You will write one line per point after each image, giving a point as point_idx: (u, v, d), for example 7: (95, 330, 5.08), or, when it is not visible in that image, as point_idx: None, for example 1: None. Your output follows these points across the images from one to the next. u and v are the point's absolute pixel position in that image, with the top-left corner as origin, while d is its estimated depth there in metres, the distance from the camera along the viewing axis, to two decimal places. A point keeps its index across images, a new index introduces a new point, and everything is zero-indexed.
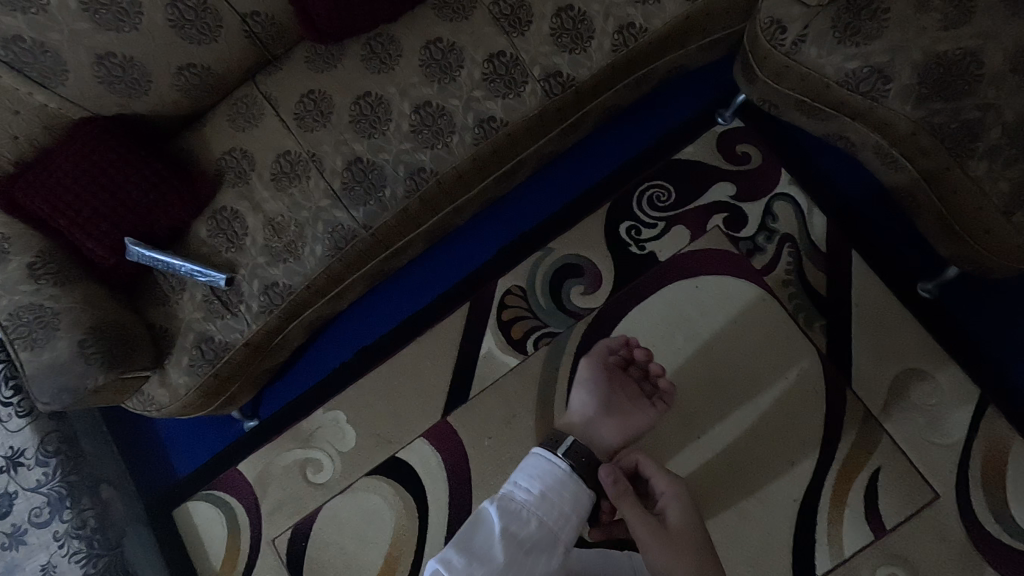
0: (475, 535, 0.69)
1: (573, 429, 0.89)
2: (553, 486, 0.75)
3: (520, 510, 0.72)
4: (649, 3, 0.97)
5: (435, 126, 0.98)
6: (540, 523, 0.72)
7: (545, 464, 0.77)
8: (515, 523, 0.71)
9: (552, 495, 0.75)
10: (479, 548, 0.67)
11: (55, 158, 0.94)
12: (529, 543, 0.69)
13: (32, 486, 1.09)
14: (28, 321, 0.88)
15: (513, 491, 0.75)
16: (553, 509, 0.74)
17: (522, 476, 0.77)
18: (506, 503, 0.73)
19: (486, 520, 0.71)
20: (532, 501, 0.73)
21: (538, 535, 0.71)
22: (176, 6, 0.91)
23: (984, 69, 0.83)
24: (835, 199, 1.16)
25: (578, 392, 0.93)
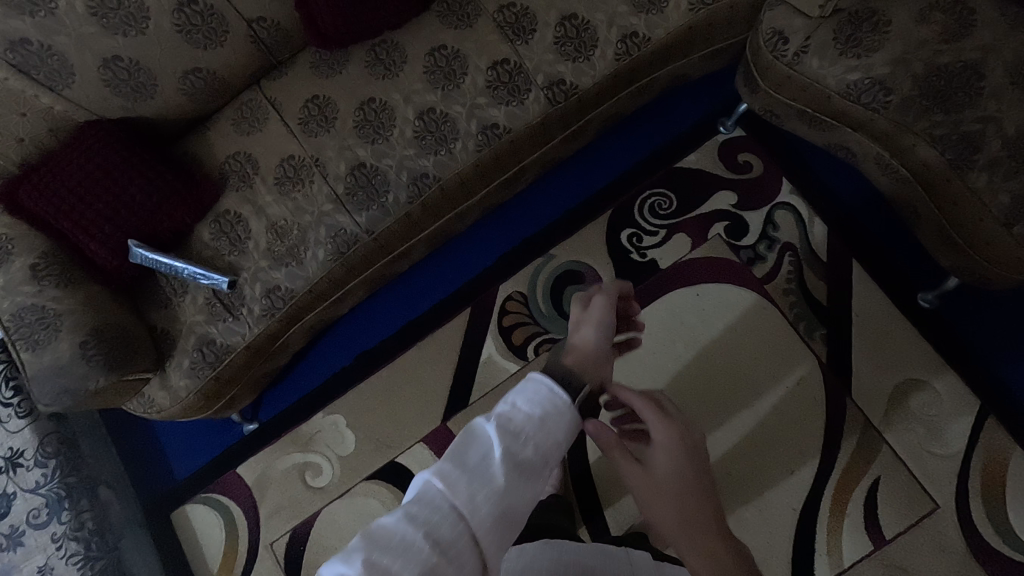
0: (454, 471, 0.47)
1: (589, 364, 0.63)
2: (563, 410, 0.53)
3: (517, 436, 0.50)
4: (652, 13, 0.98)
5: (438, 132, 0.98)
6: (540, 453, 0.50)
7: (550, 384, 0.54)
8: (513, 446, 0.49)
9: (558, 420, 0.53)
10: (461, 488, 0.46)
11: (60, 160, 0.95)
12: (524, 481, 0.48)
13: (31, 487, 1.09)
14: (29, 322, 0.89)
15: (504, 412, 0.52)
16: (557, 435, 0.52)
17: (521, 395, 0.54)
18: (498, 428, 0.50)
19: (470, 449, 0.48)
20: (533, 427, 0.51)
21: (535, 471, 0.50)
22: (184, 11, 0.91)
23: (984, 82, 0.84)
24: (836, 208, 1.16)
25: (587, 331, 0.68)
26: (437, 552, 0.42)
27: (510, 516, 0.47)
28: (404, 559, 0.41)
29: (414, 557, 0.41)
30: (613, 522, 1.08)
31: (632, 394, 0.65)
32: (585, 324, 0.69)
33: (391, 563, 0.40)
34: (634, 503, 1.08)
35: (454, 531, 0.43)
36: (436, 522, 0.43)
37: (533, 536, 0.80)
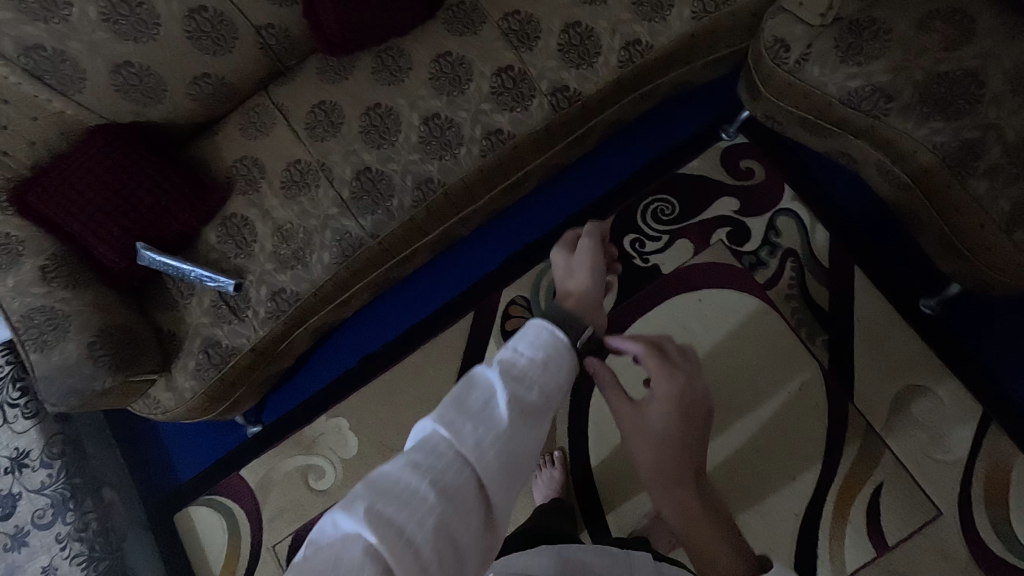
0: (458, 416, 0.44)
1: (589, 306, 0.63)
2: (565, 354, 0.51)
3: (519, 380, 0.47)
4: (655, 20, 0.99)
5: (443, 137, 0.99)
6: (543, 398, 0.48)
7: (550, 326, 0.52)
8: (520, 392, 0.46)
9: (560, 364, 0.50)
10: (467, 433, 0.43)
11: (70, 163, 0.96)
12: (529, 426, 0.46)
13: (36, 487, 1.10)
14: (38, 323, 0.90)
15: (504, 358, 0.49)
16: (559, 380, 0.50)
17: (521, 339, 0.51)
18: (499, 373, 0.47)
19: (472, 393, 0.45)
20: (533, 371, 0.48)
21: (539, 415, 0.47)
22: (194, 18, 0.93)
23: (984, 90, 0.84)
24: (838, 215, 1.17)
25: (581, 276, 0.68)
26: (445, 500, 0.39)
27: (518, 463, 0.44)
28: (408, 509, 0.38)
29: (420, 507, 0.39)
30: (614, 526, 1.08)
31: (632, 341, 0.61)
32: (578, 272, 0.69)
33: (396, 512, 0.38)
34: (635, 507, 1.08)
35: (461, 479, 0.41)
36: (442, 471, 0.41)
37: (534, 539, 0.80)
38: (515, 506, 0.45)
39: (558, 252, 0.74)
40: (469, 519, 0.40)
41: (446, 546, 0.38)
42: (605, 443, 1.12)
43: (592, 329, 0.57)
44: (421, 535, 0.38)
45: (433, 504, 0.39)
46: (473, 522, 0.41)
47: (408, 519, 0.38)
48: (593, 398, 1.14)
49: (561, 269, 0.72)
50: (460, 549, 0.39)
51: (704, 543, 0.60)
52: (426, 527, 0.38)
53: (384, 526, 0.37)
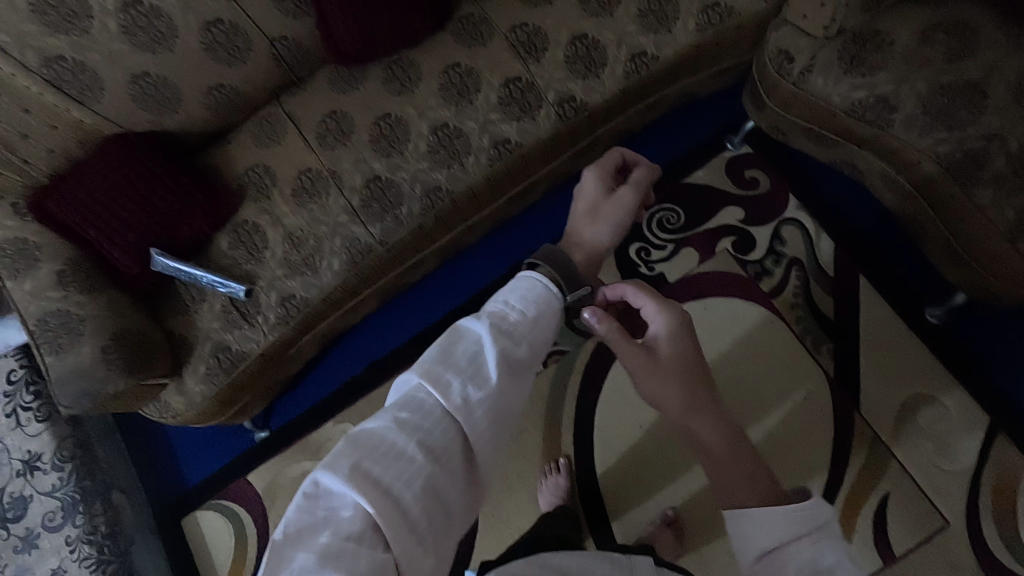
0: (444, 373, 0.50)
1: (591, 265, 0.75)
2: (545, 311, 0.58)
3: (503, 337, 0.54)
4: (661, 32, 1.01)
5: (451, 146, 1.01)
6: (526, 352, 0.55)
7: (537, 288, 0.60)
8: (507, 347, 0.54)
9: (540, 321, 0.58)
10: (451, 392, 0.49)
11: (87, 170, 0.98)
12: (513, 379, 0.53)
13: (47, 490, 1.11)
14: (54, 327, 0.91)
15: (492, 313, 0.56)
16: (539, 334, 0.58)
17: (508, 297, 0.58)
18: (486, 329, 0.54)
19: (458, 351, 0.52)
20: (519, 331, 0.56)
21: (521, 368, 0.54)
22: (210, 30, 0.95)
23: (987, 101, 0.85)
24: (842, 224, 1.17)
25: (602, 230, 0.76)
26: (429, 455, 0.46)
27: (501, 414, 0.51)
28: (395, 464, 0.45)
29: (404, 463, 0.45)
30: (619, 534, 1.07)
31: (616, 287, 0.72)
32: (601, 220, 0.77)
33: (384, 468, 0.45)
34: (641, 515, 1.08)
35: (445, 433, 0.48)
36: (427, 429, 0.47)
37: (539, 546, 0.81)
38: (497, 450, 0.52)
39: (594, 178, 0.79)
40: (452, 467, 0.48)
41: (431, 493, 0.46)
42: (610, 450, 1.12)
43: (589, 287, 0.68)
44: (405, 488, 0.45)
45: (417, 458, 0.46)
46: (455, 469, 0.48)
47: (394, 473, 0.45)
48: (598, 405, 1.15)
49: (585, 204, 0.78)
50: (444, 493, 0.47)
51: (741, 475, 0.62)
52: (411, 479, 0.45)
53: (372, 481, 0.44)
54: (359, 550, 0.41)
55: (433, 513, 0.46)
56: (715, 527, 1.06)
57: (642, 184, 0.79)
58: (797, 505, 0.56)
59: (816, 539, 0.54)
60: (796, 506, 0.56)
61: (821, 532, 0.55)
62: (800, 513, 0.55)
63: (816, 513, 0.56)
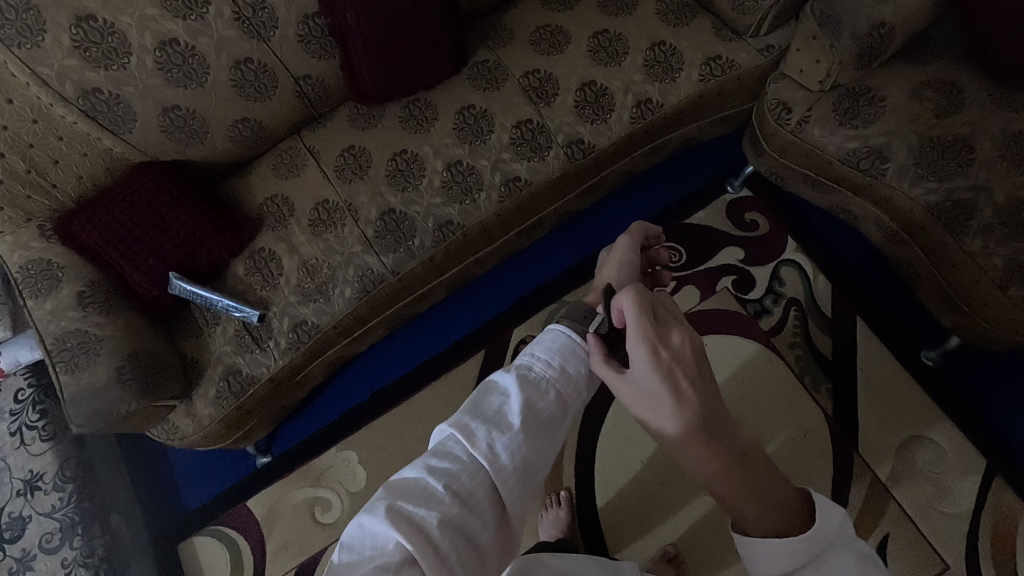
0: (472, 422, 0.54)
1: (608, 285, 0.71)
2: (573, 361, 0.61)
3: (531, 387, 0.58)
4: (666, 81, 1.07)
5: (465, 182, 1.05)
6: (553, 403, 0.58)
7: (566, 335, 0.62)
8: (534, 398, 0.57)
9: (570, 372, 0.61)
10: (478, 438, 0.53)
11: (114, 196, 1.02)
12: (539, 430, 0.56)
13: (47, 511, 1.08)
14: (72, 347, 0.93)
15: (521, 366, 0.60)
16: (568, 383, 0.60)
17: (535, 347, 0.62)
18: (514, 380, 0.58)
19: (488, 402, 0.56)
20: (546, 381, 0.59)
21: (550, 418, 0.57)
22: (240, 68, 1.00)
23: (975, 154, 0.90)
24: (838, 266, 1.22)
25: (608, 269, 0.76)
26: (459, 498, 0.49)
27: (526, 462, 0.54)
28: (427, 505, 0.48)
29: (436, 506, 0.48)
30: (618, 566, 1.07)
31: (617, 299, 0.62)
32: (606, 265, 0.77)
33: (417, 507, 0.47)
34: (641, 550, 1.08)
35: (473, 477, 0.51)
36: (456, 474, 0.51)
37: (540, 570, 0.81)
38: (525, 497, 0.55)
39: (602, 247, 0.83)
40: (481, 511, 0.50)
41: (462, 532, 0.48)
42: (611, 485, 1.13)
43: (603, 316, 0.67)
44: (438, 529, 0.47)
45: (447, 500, 0.49)
46: (484, 512, 0.51)
47: (428, 513, 0.47)
48: (600, 438, 1.16)
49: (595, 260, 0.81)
50: (474, 534, 0.49)
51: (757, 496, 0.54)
52: (443, 519, 0.47)
53: (407, 519, 0.46)
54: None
55: (464, 553, 0.48)
56: (715, 564, 1.05)
57: (639, 234, 0.79)
58: (797, 539, 0.52)
59: (822, 565, 0.51)
60: (797, 537, 0.52)
61: (828, 550, 0.52)
62: (801, 543, 0.52)
63: (820, 534, 0.52)
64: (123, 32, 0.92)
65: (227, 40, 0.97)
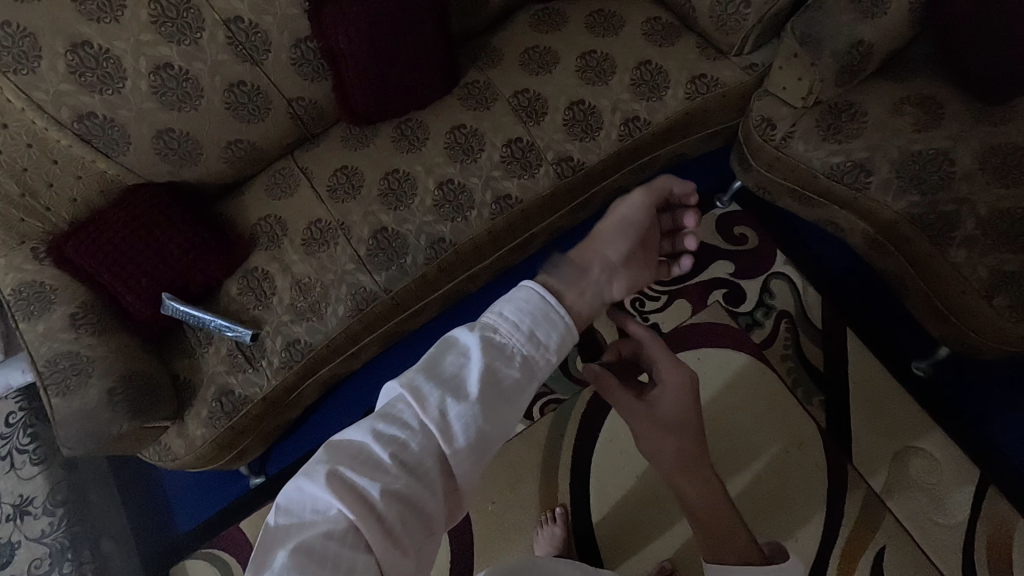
0: (424, 386, 0.48)
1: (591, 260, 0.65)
2: (544, 325, 0.52)
3: (494, 352, 0.50)
4: (652, 100, 1.09)
5: (456, 201, 1.06)
6: (519, 371, 0.50)
7: (541, 294, 0.53)
8: (496, 363, 0.50)
9: (541, 338, 0.52)
10: (429, 405, 0.47)
11: (107, 218, 1.03)
12: (500, 399, 0.49)
13: (36, 536, 1.07)
14: (63, 367, 0.93)
15: (487, 324, 0.52)
16: (536, 351, 0.52)
17: (505, 306, 0.53)
18: (476, 342, 0.50)
19: (445, 363, 0.50)
20: (515, 346, 0.51)
21: (515, 387, 0.50)
22: (233, 91, 1.01)
23: (955, 167, 0.92)
24: (827, 277, 1.23)
25: (608, 224, 0.71)
26: (405, 468, 0.45)
27: (482, 434, 0.48)
28: (370, 474, 0.45)
29: (379, 476, 0.45)
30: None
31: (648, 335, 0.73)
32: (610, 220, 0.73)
33: (360, 476, 0.44)
34: (638, 566, 1.08)
35: (422, 447, 0.46)
36: (403, 442, 0.46)
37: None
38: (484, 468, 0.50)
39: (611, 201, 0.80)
40: (430, 483, 0.46)
41: (407, 504, 0.45)
42: (607, 500, 1.12)
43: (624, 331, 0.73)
44: (379, 501, 0.44)
45: (392, 472, 0.45)
46: (434, 482, 0.46)
47: (370, 484, 0.44)
48: (594, 454, 1.16)
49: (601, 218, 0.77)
50: (421, 506, 0.46)
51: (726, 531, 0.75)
52: (385, 491, 0.44)
53: (347, 487, 0.44)
54: (340, 553, 0.41)
55: (409, 524, 0.45)
56: None
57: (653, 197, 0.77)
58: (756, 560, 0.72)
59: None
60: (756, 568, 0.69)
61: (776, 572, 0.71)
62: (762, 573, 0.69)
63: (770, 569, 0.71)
64: (118, 57, 0.94)
65: (221, 63, 0.99)
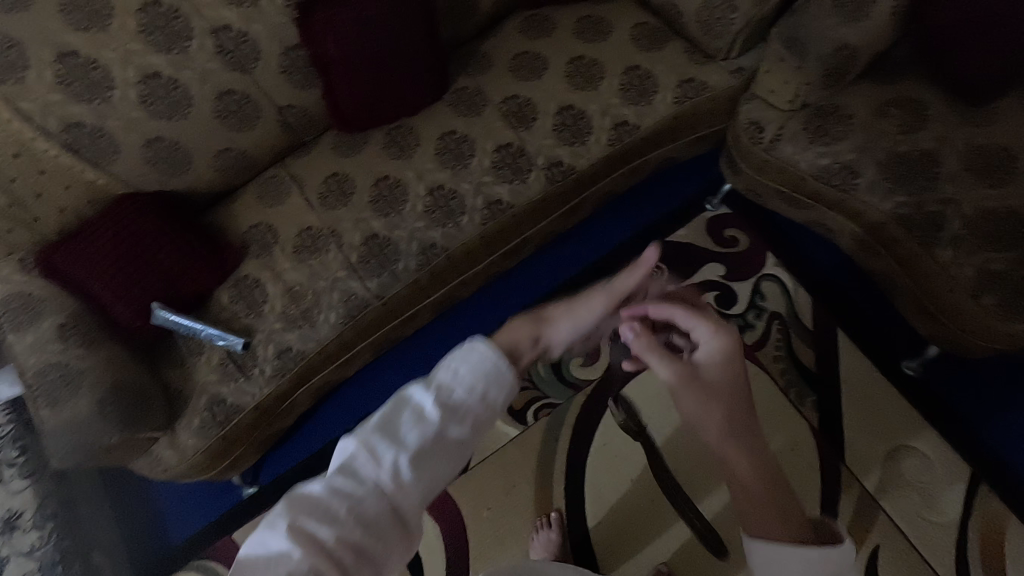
0: (379, 441, 0.47)
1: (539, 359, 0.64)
2: (497, 382, 0.52)
3: (448, 408, 0.50)
4: (641, 104, 1.09)
5: (447, 207, 1.06)
6: (471, 427, 0.50)
7: (495, 351, 0.53)
8: (449, 420, 0.49)
9: (494, 395, 0.52)
10: (385, 460, 0.46)
11: (96, 226, 1.01)
12: (453, 454, 0.49)
13: (26, 551, 1.04)
14: (52, 378, 0.92)
15: (441, 380, 0.51)
16: (487, 410, 0.51)
17: (458, 362, 0.52)
18: (431, 397, 0.50)
19: (400, 419, 0.48)
20: (469, 399, 0.51)
21: (467, 442, 0.50)
22: (222, 99, 1.02)
23: (940, 168, 0.93)
24: (817, 278, 1.24)
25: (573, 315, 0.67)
26: (361, 522, 0.43)
27: (435, 486, 0.48)
28: (327, 528, 0.42)
29: (336, 530, 0.42)
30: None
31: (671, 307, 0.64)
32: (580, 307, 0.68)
33: (318, 529, 0.42)
34: (634, 570, 1.08)
35: (378, 503, 0.45)
36: (359, 495, 0.44)
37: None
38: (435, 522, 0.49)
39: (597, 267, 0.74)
40: (386, 538, 0.44)
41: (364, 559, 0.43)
42: (602, 504, 1.12)
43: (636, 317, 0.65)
44: (336, 555, 0.41)
45: (348, 526, 0.43)
46: (390, 538, 0.45)
47: (326, 537, 0.42)
48: (589, 458, 1.16)
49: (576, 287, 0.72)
50: (377, 562, 0.44)
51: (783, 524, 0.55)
52: (342, 546, 0.42)
53: (303, 542, 0.41)
54: None
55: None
56: None
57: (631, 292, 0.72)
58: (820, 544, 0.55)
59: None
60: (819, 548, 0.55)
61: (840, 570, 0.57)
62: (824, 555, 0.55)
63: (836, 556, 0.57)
64: (106, 66, 0.93)
65: (210, 72, 0.99)
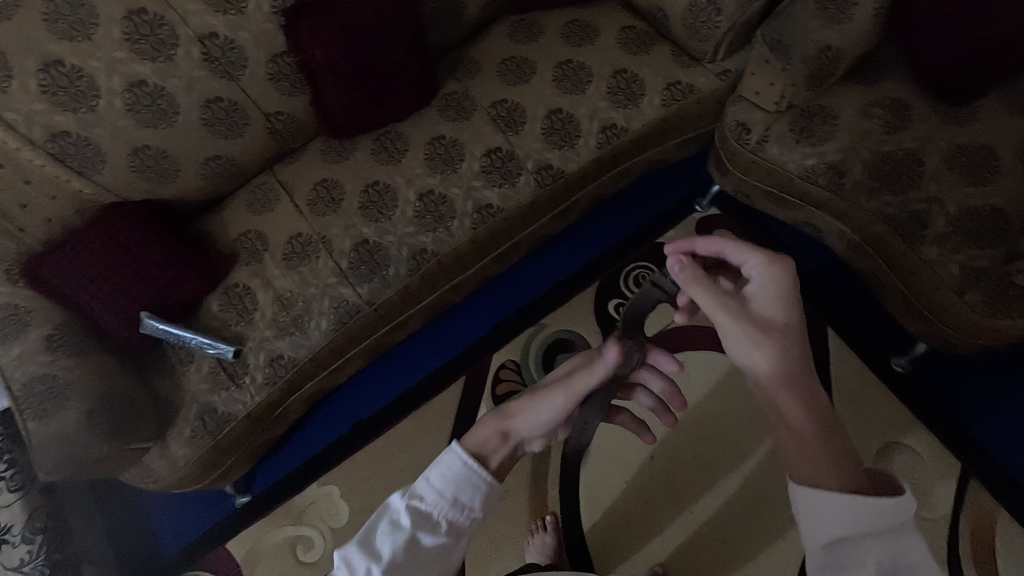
0: (360, 551, 0.57)
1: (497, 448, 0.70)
2: (465, 490, 0.62)
3: (419, 518, 0.60)
4: (629, 107, 1.10)
5: (437, 212, 1.06)
6: (443, 535, 0.60)
7: (463, 460, 0.64)
8: (422, 529, 0.59)
9: (463, 501, 0.62)
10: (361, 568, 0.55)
11: (84, 236, 1.00)
12: (426, 559, 0.58)
13: (14, 566, 1.02)
14: (40, 391, 0.91)
15: (416, 492, 0.62)
16: (458, 514, 0.61)
17: (431, 474, 0.63)
18: (405, 509, 0.60)
19: (380, 531, 0.59)
20: (440, 508, 0.61)
21: (440, 550, 0.59)
22: (210, 107, 1.01)
23: (924, 167, 0.95)
24: (806, 276, 1.25)
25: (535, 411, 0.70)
26: None
27: None
28: None
29: None
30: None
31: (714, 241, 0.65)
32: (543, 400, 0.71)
33: None
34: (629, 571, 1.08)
35: None
36: None
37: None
38: None
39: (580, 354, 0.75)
40: None
41: None
42: (597, 506, 1.12)
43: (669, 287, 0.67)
44: None
45: None
46: None
47: None
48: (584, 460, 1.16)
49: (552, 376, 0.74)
50: None
51: (834, 462, 0.59)
52: None
53: None
54: None
55: None
56: None
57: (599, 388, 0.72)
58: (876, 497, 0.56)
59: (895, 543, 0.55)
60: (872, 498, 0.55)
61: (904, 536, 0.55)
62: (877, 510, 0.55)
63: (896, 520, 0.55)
64: (91, 76, 0.93)
65: (197, 79, 0.99)
